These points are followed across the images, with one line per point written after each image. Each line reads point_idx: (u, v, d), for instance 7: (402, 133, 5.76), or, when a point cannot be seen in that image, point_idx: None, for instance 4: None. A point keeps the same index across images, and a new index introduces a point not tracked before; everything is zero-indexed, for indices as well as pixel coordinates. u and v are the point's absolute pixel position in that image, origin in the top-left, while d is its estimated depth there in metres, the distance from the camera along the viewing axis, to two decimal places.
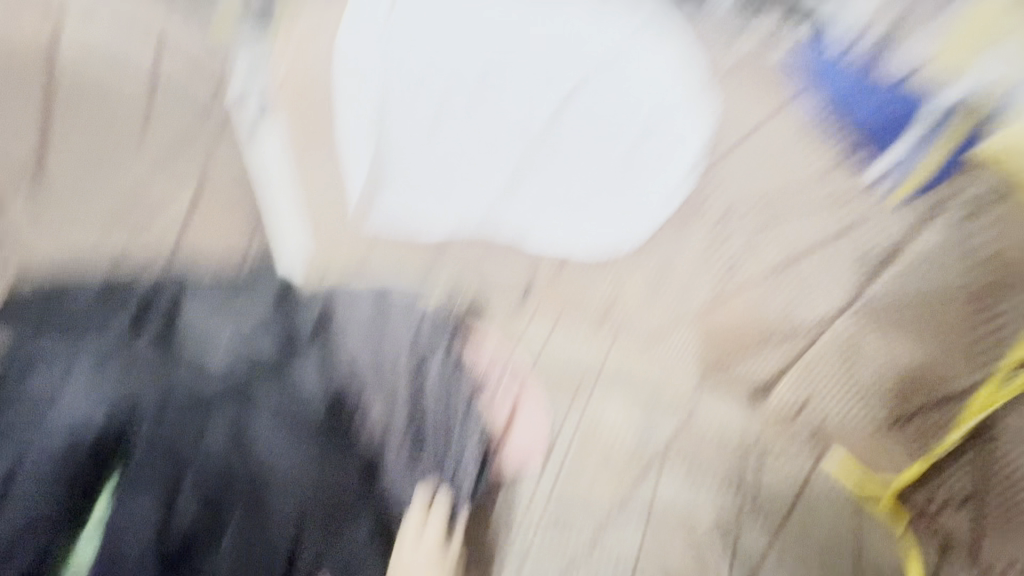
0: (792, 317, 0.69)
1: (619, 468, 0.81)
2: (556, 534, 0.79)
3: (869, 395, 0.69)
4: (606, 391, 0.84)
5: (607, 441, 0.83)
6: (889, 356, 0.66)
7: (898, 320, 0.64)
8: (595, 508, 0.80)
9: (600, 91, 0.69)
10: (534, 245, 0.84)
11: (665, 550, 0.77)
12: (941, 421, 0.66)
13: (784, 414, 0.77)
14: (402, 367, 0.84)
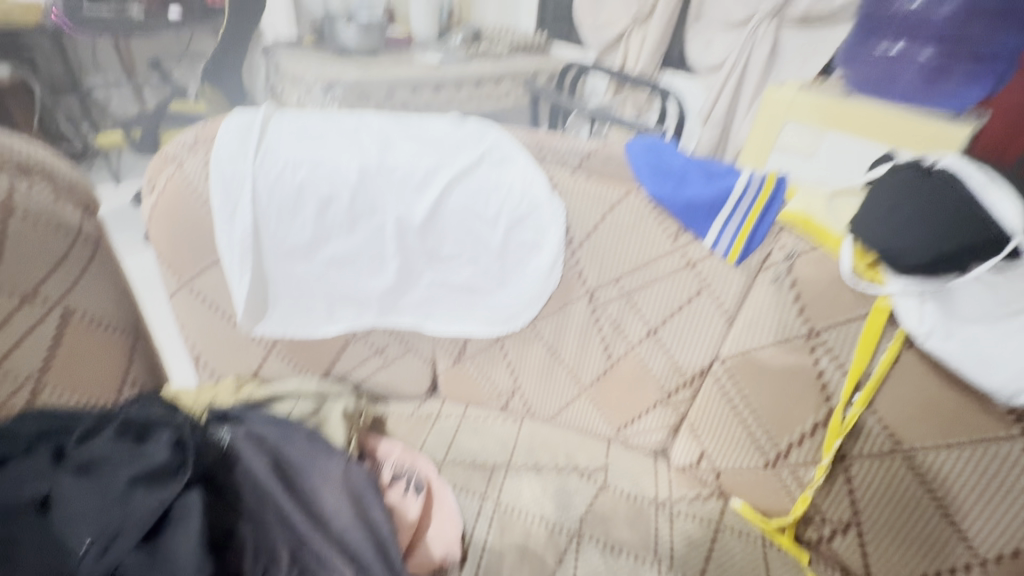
0: (672, 368, 0.85)
1: (544, 395, 0.97)
2: (446, 447, 0.93)
3: (773, 398, 0.77)
4: (520, 348, 0.93)
5: (551, 366, 0.93)
6: (752, 390, 0.78)
7: (753, 366, 0.77)
8: (508, 431, 0.96)
9: (470, 192, 0.82)
10: (418, 222, 0.83)
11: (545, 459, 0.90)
12: (794, 442, 0.76)
13: (687, 379, 0.84)
14: (325, 229, 0.83)
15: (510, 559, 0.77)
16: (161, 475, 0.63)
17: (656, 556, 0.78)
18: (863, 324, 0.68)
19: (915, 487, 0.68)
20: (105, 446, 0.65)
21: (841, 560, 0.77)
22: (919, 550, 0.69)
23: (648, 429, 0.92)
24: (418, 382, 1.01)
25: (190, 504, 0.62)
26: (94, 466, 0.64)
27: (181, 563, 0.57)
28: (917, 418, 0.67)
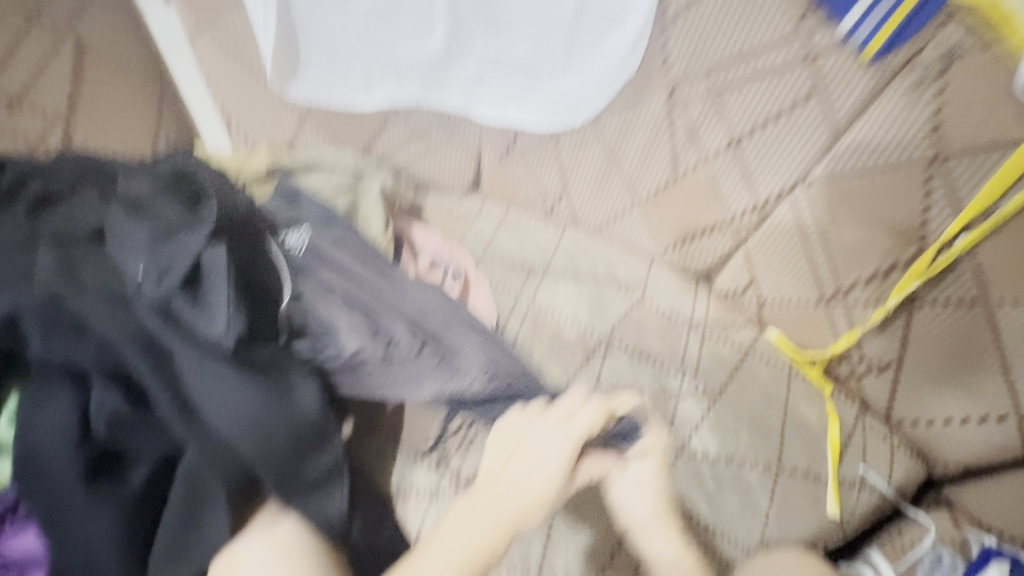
0: (745, 188, 0.75)
1: (593, 205, 0.90)
2: (483, 243, 0.90)
3: (853, 231, 0.69)
4: (576, 148, 0.84)
5: (606, 171, 0.85)
6: (834, 221, 0.70)
7: (844, 193, 0.68)
8: (550, 234, 0.92)
9: None
10: None
11: (582, 266, 0.88)
12: (860, 280, 0.71)
13: (757, 203, 0.75)
14: None
15: (539, 352, 0.80)
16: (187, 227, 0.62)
17: (682, 368, 0.79)
18: (1007, 156, 0.57)
19: (985, 336, 0.64)
20: (143, 196, 0.64)
21: (863, 395, 0.78)
22: (957, 398, 0.69)
23: (699, 254, 0.86)
24: (460, 175, 0.95)
25: (220, 256, 0.59)
26: (138, 209, 0.63)
27: (215, 314, 0.57)
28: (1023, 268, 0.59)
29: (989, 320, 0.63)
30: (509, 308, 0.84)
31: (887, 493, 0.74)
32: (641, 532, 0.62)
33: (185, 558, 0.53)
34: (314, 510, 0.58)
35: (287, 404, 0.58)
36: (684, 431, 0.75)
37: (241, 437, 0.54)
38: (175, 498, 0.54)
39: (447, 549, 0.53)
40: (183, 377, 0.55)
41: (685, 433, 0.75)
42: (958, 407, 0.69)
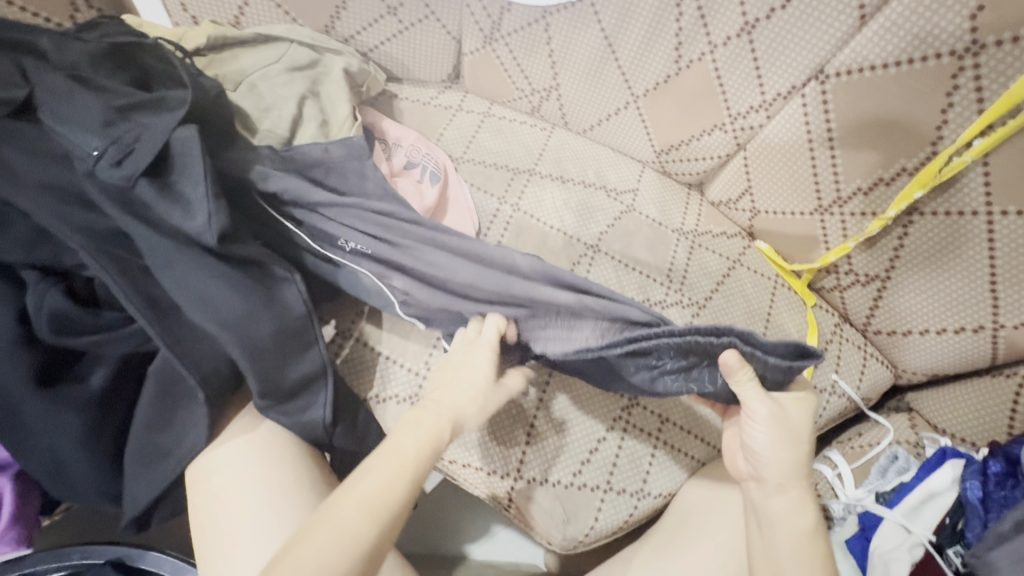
0: (753, 83, 0.68)
1: (584, 101, 0.81)
2: (464, 142, 0.82)
3: (862, 135, 0.64)
4: (570, 31, 0.75)
5: (601, 62, 0.76)
6: (842, 124, 0.65)
7: (861, 90, 0.62)
8: (537, 135, 0.84)
9: None
10: None
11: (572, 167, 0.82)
12: (862, 189, 0.67)
13: (765, 101, 0.69)
14: None
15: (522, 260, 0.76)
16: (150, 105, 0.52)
17: (669, 278, 0.77)
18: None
19: (978, 248, 0.62)
20: (84, 63, 0.52)
21: (844, 307, 0.78)
22: (936, 311, 0.69)
23: (695, 158, 0.80)
24: (439, 63, 0.84)
25: (192, 139, 0.50)
26: (81, 80, 0.52)
27: (193, 208, 0.49)
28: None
29: (985, 233, 0.61)
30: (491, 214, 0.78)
31: (855, 399, 0.77)
32: (767, 490, 0.54)
33: (158, 456, 0.53)
34: (293, 413, 0.55)
35: (271, 302, 0.53)
36: None
37: (222, 335, 0.49)
38: (147, 398, 0.52)
39: (401, 445, 0.47)
40: (152, 270, 0.49)
41: None
42: (936, 319, 0.70)
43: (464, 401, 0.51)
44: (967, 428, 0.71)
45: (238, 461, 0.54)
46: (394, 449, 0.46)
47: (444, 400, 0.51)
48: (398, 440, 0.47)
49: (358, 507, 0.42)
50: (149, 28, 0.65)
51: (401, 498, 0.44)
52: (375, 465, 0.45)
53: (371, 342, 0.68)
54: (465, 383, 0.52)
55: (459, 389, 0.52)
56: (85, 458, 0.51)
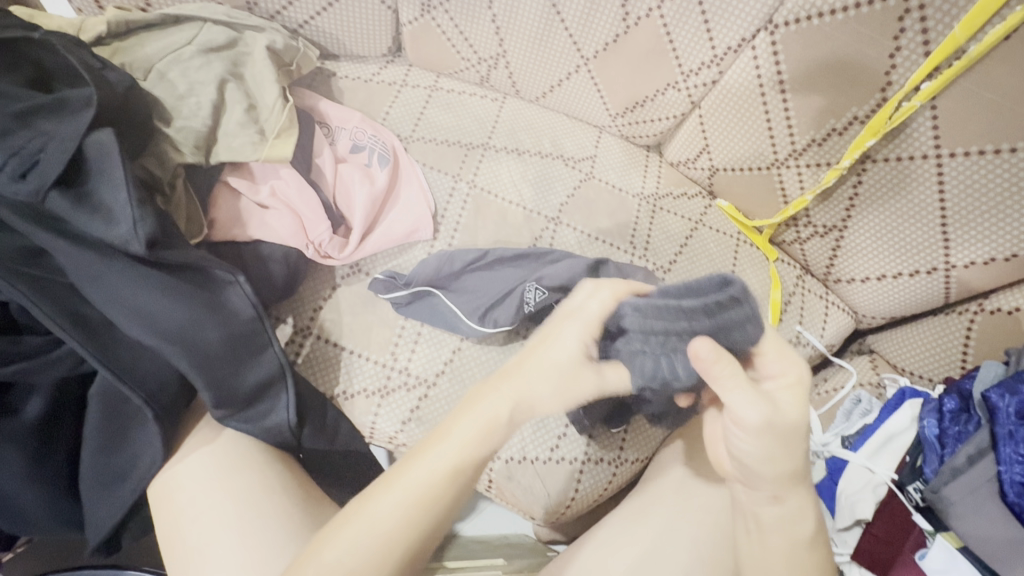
0: (703, 38, 0.66)
1: (532, 68, 0.78)
2: (411, 118, 0.78)
3: (811, 85, 0.63)
4: None
5: (546, 25, 0.72)
6: (793, 75, 0.64)
7: (810, 39, 0.61)
8: (488, 107, 0.81)
9: None
10: None
11: (526, 139, 0.80)
12: (815, 141, 0.66)
13: (716, 55, 0.67)
14: None
15: (481, 237, 0.73)
16: (48, 107, 0.45)
17: (633, 245, 0.76)
18: None
19: (921, 190, 0.63)
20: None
21: (805, 258, 0.79)
22: (882, 258, 0.71)
23: (651, 119, 0.78)
24: (377, 37, 0.79)
25: (108, 143, 0.45)
26: None
27: (115, 219, 0.44)
28: (974, 120, 0.57)
29: (929, 174, 0.62)
30: (446, 190, 0.75)
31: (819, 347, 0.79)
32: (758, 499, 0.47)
33: (114, 481, 0.51)
34: (254, 417, 0.53)
35: (216, 309, 0.49)
36: None
37: (165, 349, 0.46)
38: (93, 421, 0.49)
39: (442, 455, 0.42)
40: (77, 286, 0.45)
41: None
42: (885, 264, 0.71)
43: (540, 399, 0.44)
44: (927, 368, 0.74)
45: (201, 474, 0.51)
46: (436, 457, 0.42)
47: (525, 390, 0.44)
48: (438, 447, 0.42)
49: (384, 523, 0.41)
50: (42, 19, 0.59)
51: (425, 521, 0.41)
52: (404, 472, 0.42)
53: (332, 337, 0.66)
54: (547, 381, 0.44)
55: (541, 379, 0.44)
56: (32, 493, 0.48)
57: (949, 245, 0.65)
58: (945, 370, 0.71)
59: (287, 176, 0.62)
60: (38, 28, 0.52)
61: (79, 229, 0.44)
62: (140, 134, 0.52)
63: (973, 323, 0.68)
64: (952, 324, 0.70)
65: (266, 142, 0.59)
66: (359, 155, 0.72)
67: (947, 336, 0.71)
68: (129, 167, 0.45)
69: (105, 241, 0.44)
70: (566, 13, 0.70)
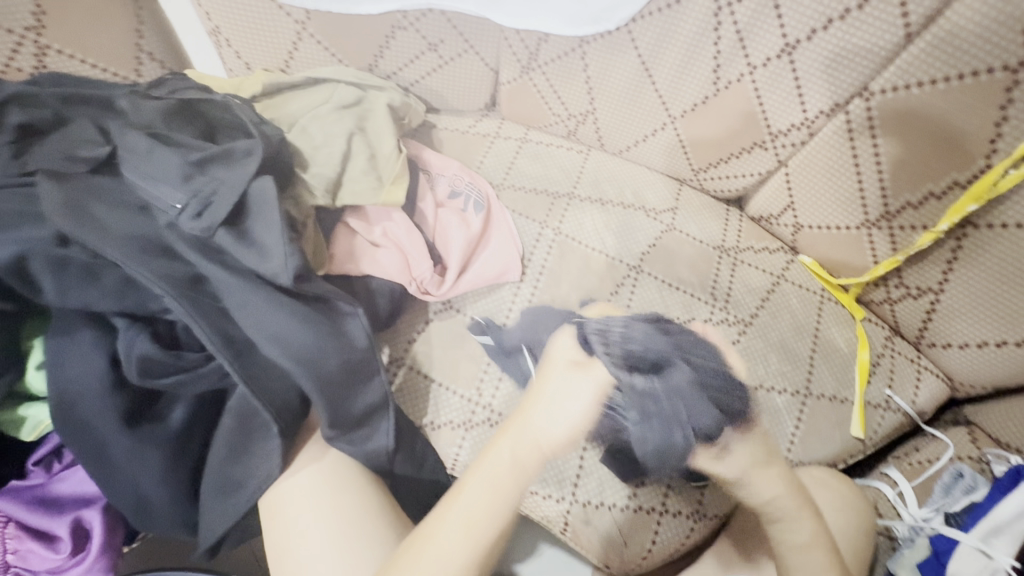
0: (794, 103, 0.68)
1: (620, 126, 0.83)
2: (503, 168, 0.84)
3: (906, 149, 0.64)
4: (606, 58, 0.76)
5: (636, 88, 0.77)
6: (889, 140, 0.64)
7: (908, 106, 0.61)
8: (574, 159, 0.86)
9: None
10: None
11: (608, 190, 0.84)
12: (911, 203, 0.66)
13: (806, 119, 0.69)
14: None
15: (565, 281, 0.76)
16: (220, 156, 0.53)
17: (712, 297, 0.77)
18: None
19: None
20: (158, 121, 0.55)
21: (894, 320, 0.77)
22: (980, 324, 0.69)
23: (735, 175, 0.80)
24: (476, 94, 0.86)
25: (267, 189, 0.52)
26: (157, 134, 0.54)
27: (268, 254, 0.51)
28: None
29: None
30: (533, 235, 0.79)
31: (911, 413, 0.76)
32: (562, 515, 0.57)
33: (231, 490, 0.55)
34: (357, 442, 0.57)
35: (338, 337, 0.54)
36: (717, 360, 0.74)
37: (296, 371, 0.51)
38: (224, 432, 0.54)
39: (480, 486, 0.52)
40: (227, 310, 0.51)
41: None
42: (984, 330, 0.69)
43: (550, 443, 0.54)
44: None
45: (307, 489, 0.56)
46: (483, 490, 0.52)
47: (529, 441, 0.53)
48: (471, 481, 0.53)
49: (470, 532, 0.50)
50: (208, 80, 0.69)
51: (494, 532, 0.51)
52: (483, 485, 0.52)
53: (423, 369, 0.70)
54: (550, 411, 0.54)
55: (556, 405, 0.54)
56: (166, 493, 0.53)
57: None
58: None
59: (397, 219, 0.68)
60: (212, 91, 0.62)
61: (237, 261, 0.51)
62: (283, 180, 0.60)
63: None
64: None
65: (382, 189, 0.66)
66: (456, 199, 0.78)
67: None
68: (282, 209, 0.52)
69: (258, 274, 0.51)
70: (657, 79, 0.75)
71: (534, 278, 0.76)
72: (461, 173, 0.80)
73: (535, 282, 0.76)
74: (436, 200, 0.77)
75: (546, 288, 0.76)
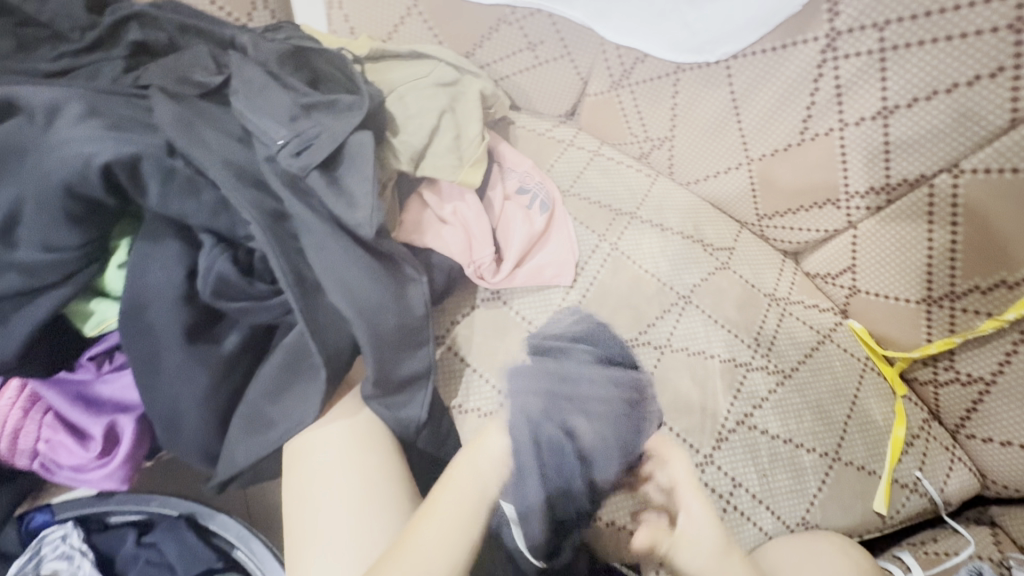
0: (878, 167, 0.68)
1: (694, 157, 0.83)
2: (571, 175, 0.85)
3: (985, 234, 0.63)
4: (699, 89, 0.76)
5: (720, 124, 0.77)
6: (968, 223, 0.64)
7: (996, 189, 0.61)
8: (641, 182, 0.86)
9: None
10: None
11: (670, 217, 0.84)
12: (979, 288, 0.66)
13: (888, 184, 0.69)
14: None
15: (614, 295, 0.76)
16: (327, 105, 0.55)
17: (756, 341, 0.77)
18: None
19: None
20: (273, 61, 0.58)
21: (935, 403, 0.76)
22: (1023, 425, 0.68)
23: (799, 227, 0.80)
24: (559, 100, 0.88)
25: (366, 142, 0.54)
26: (271, 73, 0.56)
27: (357, 203, 0.52)
28: None
29: None
30: (589, 245, 0.80)
31: (936, 501, 0.74)
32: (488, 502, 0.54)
33: (261, 427, 0.55)
34: (391, 408, 0.57)
35: (398, 298, 0.55)
36: (754, 404, 0.73)
37: (355, 322, 0.52)
38: (270, 368, 0.55)
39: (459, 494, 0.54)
40: (303, 251, 0.52)
41: (753, 406, 0.73)
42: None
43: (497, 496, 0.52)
44: None
45: (335, 443, 0.56)
46: (454, 491, 0.54)
47: (485, 465, 0.55)
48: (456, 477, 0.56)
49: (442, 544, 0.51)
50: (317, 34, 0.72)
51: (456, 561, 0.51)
52: (448, 508, 0.53)
53: (460, 353, 0.71)
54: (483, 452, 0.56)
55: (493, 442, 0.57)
56: (201, 417, 0.54)
57: None
58: None
59: (469, 201, 0.69)
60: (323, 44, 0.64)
61: (323, 206, 0.52)
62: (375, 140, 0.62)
63: None
64: None
65: (462, 169, 0.67)
66: (524, 195, 0.79)
67: None
68: (377, 164, 0.53)
69: (343, 222, 0.52)
70: (744, 119, 0.75)
71: (585, 285, 0.76)
72: (532, 172, 0.81)
73: (586, 289, 0.76)
74: (503, 191, 0.78)
75: (595, 298, 0.76)
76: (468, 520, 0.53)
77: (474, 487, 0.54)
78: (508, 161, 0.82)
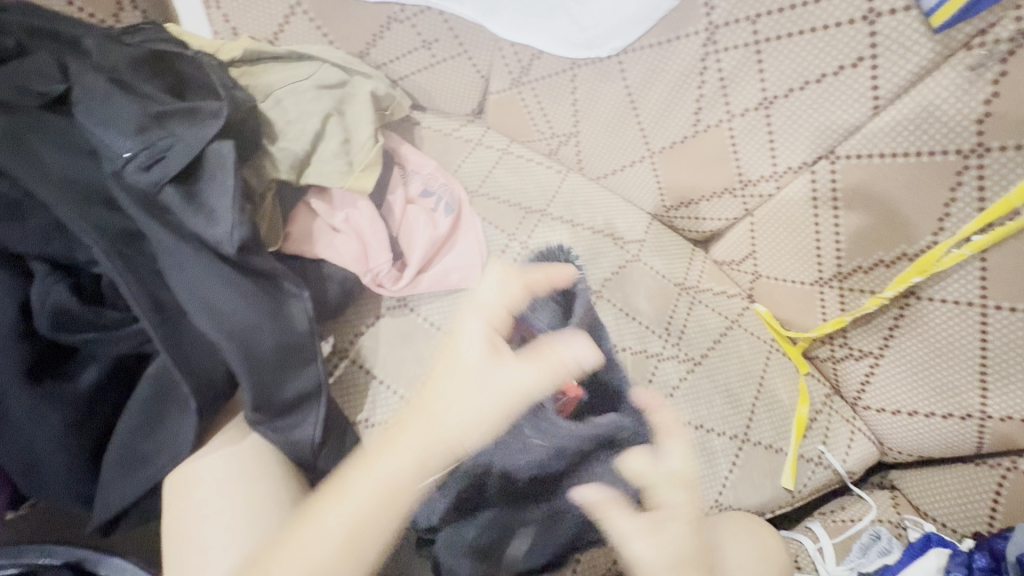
0: (765, 156, 0.70)
1: (599, 152, 0.84)
2: (480, 175, 0.84)
3: (862, 216, 0.66)
4: (595, 85, 0.76)
5: (619, 118, 0.78)
6: (848, 206, 0.67)
7: (869, 174, 0.64)
8: (550, 179, 0.86)
9: None
10: None
11: (580, 212, 0.84)
12: (861, 268, 0.69)
13: (775, 172, 0.71)
14: None
15: None
16: (182, 113, 0.51)
17: (666, 332, 0.78)
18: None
19: (956, 334, 0.65)
20: (122, 67, 0.53)
21: (836, 378, 0.80)
22: (911, 394, 0.72)
23: (703, 217, 0.82)
24: (463, 99, 0.86)
25: (226, 153, 0.50)
26: (119, 80, 0.52)
27: (217, 218, 0.49)
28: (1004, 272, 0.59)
29: (971, 324, 0.63)
30: (499, 245, 0.78)
31: (840, 472, 0.78)
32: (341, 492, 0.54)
33: (132, 465, 0.51)
34: (281, 431, 0.54)
35: (277, 316, 0.52)
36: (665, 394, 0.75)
37: (225, 345, 0.48)
38: (135, 402, 0.51)
39: (372, 488, 0.53)
40: (162, 273, 0.48)
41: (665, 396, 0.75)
42: (914, 399, 0.72)
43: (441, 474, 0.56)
44: (955, 520, 0.70)
45: (221, 473, 0.53)
46: (386, 471, 0.54)
47: (398, 456, 0.55)
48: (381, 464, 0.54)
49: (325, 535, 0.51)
50: (188, 37, 0.67)
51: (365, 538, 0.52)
52: (368, 491, 0.53)
53: (366, 365, 0.68)
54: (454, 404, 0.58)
55: (455, 396, 0.59)
56: (60, 461, 0.49)
57: (986, 393, 0.65)
58: (975, 526, 0.68)
59: (362, 208, 0.66)
60: (187, 47, 0.60)
61: (181, 223, 0.49)
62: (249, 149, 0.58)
63: (1003, 484, 0.67)
64: (983, 480, 0.68)
65: (351, 174, 0.64)
66: (428, 197, 0.77)
67: (978, 490, 0.69)
68: (239, 176, 0.50)
69: (204, 239, 0.49)
70: (640, 113, 0.76)
71: None
72: (436, 173, 0.79)
73: None
74: (406, 195, 0.76)
75: None
76: (372, 507, 0.53)
77: (445, 449, 0.57)
78: (411, 163, 0.79)
